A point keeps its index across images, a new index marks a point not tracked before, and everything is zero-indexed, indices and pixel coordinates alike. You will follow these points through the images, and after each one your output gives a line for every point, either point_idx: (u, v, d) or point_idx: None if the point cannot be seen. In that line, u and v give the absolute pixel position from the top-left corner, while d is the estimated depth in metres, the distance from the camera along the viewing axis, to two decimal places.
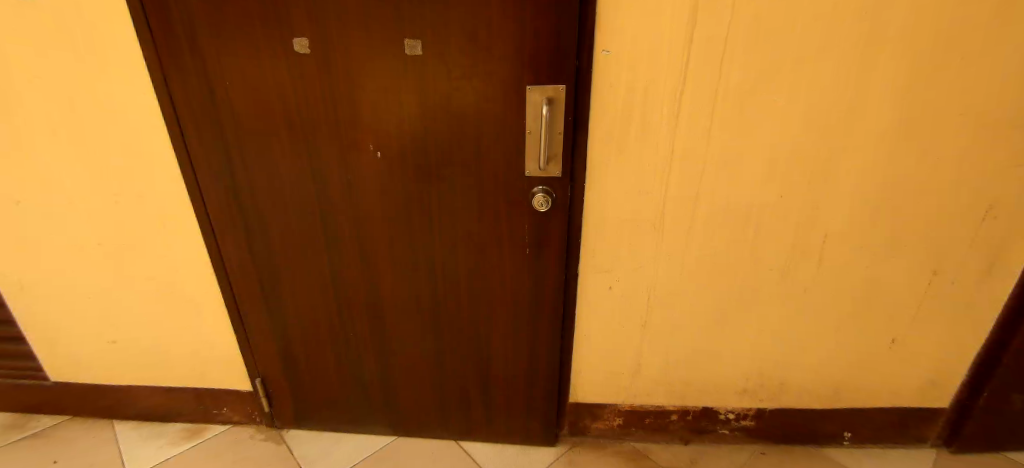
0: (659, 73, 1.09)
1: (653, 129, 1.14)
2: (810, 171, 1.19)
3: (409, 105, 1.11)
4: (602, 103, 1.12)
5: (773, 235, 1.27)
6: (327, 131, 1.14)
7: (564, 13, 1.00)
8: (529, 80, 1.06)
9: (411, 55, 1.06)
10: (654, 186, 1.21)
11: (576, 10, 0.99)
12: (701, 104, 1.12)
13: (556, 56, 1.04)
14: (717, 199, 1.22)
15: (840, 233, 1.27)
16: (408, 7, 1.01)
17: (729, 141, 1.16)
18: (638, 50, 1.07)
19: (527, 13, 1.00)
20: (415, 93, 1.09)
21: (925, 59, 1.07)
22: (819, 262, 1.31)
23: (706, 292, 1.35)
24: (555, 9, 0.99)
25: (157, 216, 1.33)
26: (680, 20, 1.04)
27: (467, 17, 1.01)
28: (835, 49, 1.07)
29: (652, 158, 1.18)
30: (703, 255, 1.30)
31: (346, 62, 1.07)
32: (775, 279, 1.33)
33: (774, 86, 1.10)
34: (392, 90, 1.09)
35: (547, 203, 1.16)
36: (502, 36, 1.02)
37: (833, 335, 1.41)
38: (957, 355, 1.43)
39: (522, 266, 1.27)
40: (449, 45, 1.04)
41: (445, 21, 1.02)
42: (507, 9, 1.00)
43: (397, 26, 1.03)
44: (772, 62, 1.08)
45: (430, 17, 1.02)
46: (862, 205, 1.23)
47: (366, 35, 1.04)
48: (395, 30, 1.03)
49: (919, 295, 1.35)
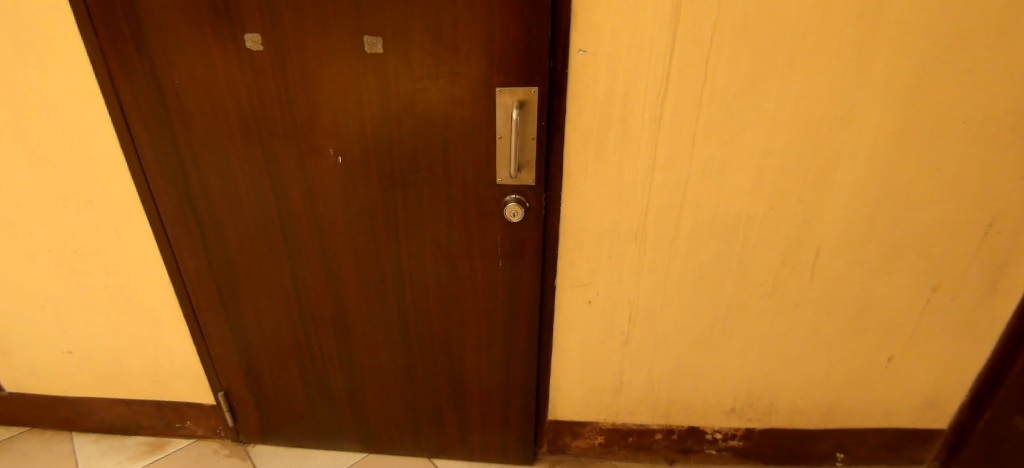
0: (640, 75, 1.01)
1: (634, 134, 1.07)
2: (801, 182, 1.12)
3: (371, 109, 1.03)
4: (580, 107, 1.04)
5: (762, 249, 1.20)
6: (284, 133, 1.07)
7: (536, 12, 0.92)
8: (498, 82, 0.98)
9: (369, 55, 0.98)
10: (635, 196, 1.13)
11: (548, 7, 0.92)
12: (684, 108, 1.04)
13: (530, 57, 0.96)
14: (701, 210, 1.15)
15: (834, 247, 1.19)
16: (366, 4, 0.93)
17: (714, 147, 1.08)
18: (617, 48, 0.99)
19: (495, 11, 0.92)
20: (376, 95, 1.02)
21: (927, 61, 0.99)
22: (810, 277, 1.23)
23: (692, 309, 1.27)
24: (526, 4, 0.92)
25: (109, 223, 1.26)
26: (663, 17, 0.96)
27: (432, 13, 0.93)
28: (830, 50, 0.99)
29: (633, 165, 1.10)
30: (688, 269, 1.22)
31: (303, 60, 0.99)
32: (764, 295, 1.25)
33: (764, 90, 1.02)
34: (351, 93, 1.02)
35: (520, 213, 1.09)
36: (468, 35, 0.95)
37: (825, 352, 1.34)
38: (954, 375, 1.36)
39: (496, 278, 1.19)
40: (412, 45, 0.96)
41: (407, 18, 0.94)
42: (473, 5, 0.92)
43: (354, 20, 0.95)
44: (760, 65, 1.00)
45: (391, 13, 0.94)
46: (855, 216, 1.16)
47: (322, 33, 0.97)
48: (354, 25, 0.95)
49: (918, 311, 1.28)
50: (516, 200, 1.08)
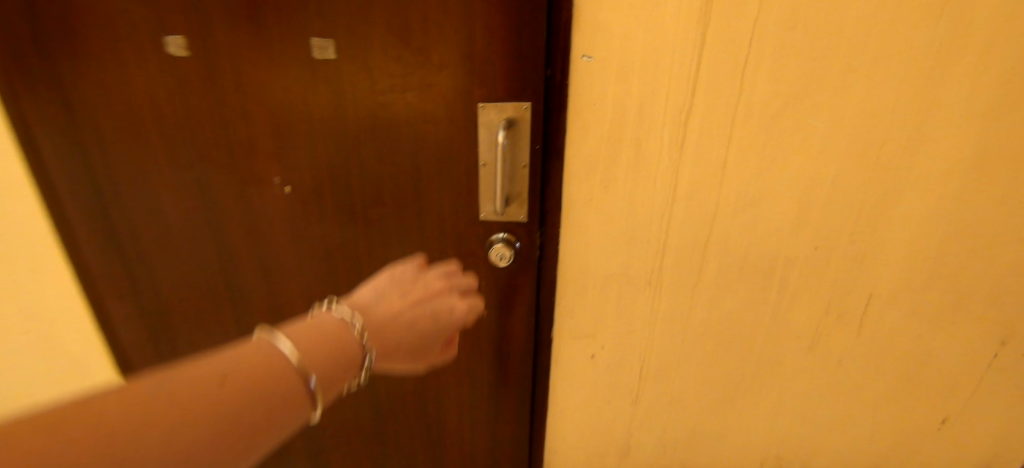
0: (659, 88, 0.81)
1: (650, 158, 0.87)
2: (852, 218, 0.92)
3: (324, 129, 0.83)
4: (583, 127, 0.84)
5: (801, 296, 1.00)
6: (218, 157, 0.87)
7: (525, 8, 0.73)
8: (480, 96, 0.79)
9: (319, 62, 0.78)
10: (650, 231, 0.94)
11: None
12: (714, 127, 0.85)
13: (518, 64, 0.77)
14: (730, 249, 0.95)
15: (889, 294, 0.99)
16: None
17: (748, 174, 0.89)
18: (632, 54, 0.79)
19: (475, 7, 0.73)
20: (330, 112, 0.82)
21: (1016, 71, 0.79)
22: (859, 329, 1.03)
23: (716, 363, 1.07)
24: None
25: (13, 261, 1.03)
26: (690, 14, 0.77)
27: (395, 9, 0.74)
28: (894, 57, 0.79)
29: (649, 195, 0.90)
30: (713, 317, 1.02)
31: (236, 68, 0.80)
32: (802, 348, 1.05)
33: (811, 105, 0.83)
34: (297, 108, 0.82)
35: (507, 256, 0.89)
36: (442, 36, 0.75)
37: (872, 414, 1.13)
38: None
39: (479, 329, 1.02)
40: (372, 50, 0.77)
41: (365, 14, 0.74)
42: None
43: (298, 18, 0.76)
44: (807, 74, 0.81)
45: (343, 9, 0.74)
46: (918, 258, 0.95)
47: (258, 34, 0.77)
48: (297, 22, 0.76)
49: (988, 372, 1.06)
50: (503, 240, 0.89)
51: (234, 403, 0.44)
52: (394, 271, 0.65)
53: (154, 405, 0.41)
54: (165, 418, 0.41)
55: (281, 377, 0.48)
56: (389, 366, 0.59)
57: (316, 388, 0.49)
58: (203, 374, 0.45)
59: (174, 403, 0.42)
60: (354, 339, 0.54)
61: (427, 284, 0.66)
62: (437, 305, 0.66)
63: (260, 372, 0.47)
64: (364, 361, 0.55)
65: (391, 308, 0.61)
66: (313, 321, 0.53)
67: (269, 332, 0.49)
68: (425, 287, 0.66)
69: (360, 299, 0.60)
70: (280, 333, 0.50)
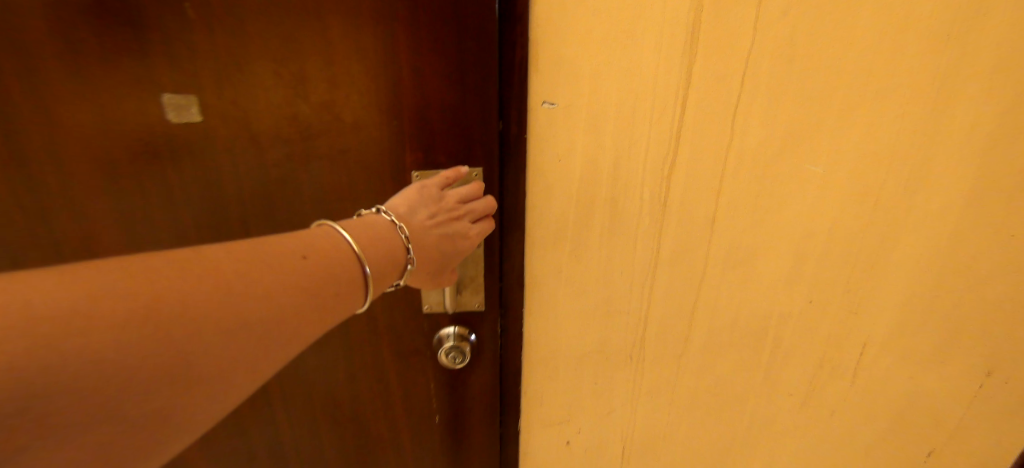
0: (638, 138, 0.67)
1: (628, 220, 0.72)
2: (849, 268, 0.81)
3: (213, 204, 0.67)
4: (546, 189, 0.68)
5: (796, 353, 0.89)
6: (43, 258, 0.70)
7: (459, 55, 0.60)
8: (413, 162, 0.65)
9: (198, 123, 0.62)
10: (630, 300, 0.79)
11: (466, 46, 0.60)
12: (700, 180, 0.71)
13: (454, 123, 0.63)
14: (719, 312, 0.82)
15: (886, 343, 0.89)
16: (182, 47, 0.59)
17: (738, 230, 0.75)
18: (605, 99, 0.64)
19: (398, 54, 0.60)
20: (219, 185, 0.66)
21: None
22: (854, 381, 0.92)
23: (705, 431, 0.95)
24: (433, 43, 0.60)
25: None
26: (673, 50, 0.63)
27: (295, 59, 0.60)
28: (899, 91, 0.68)
29: (627, 261, 0.76)
30: (702, 385, 0.89)
31: (94, 136, 0.63)
32: (795, 406, 0.94)
33: (809, 149, 0.71)
34: (174, 183, 0.65)
35: (461, 357, 0.74)
36: (347, 91, 0.61)
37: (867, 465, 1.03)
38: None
39: (431, 438, 0.85)
40: (268, 108, 0.62)
41: (240, 69, 0.60)
42: (362, 46, 0.59)
43: (163, 72, 0.60)
44: (804, 114, 0.68)
45: (210, 63, 0.60)
46: (917, 305, 0.86)
47: (112, 92, 0.61)
48: (150, 82, 0.60)
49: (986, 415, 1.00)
50: (454, 338, 0.74)
51: (267, 301, 0.42)
52: (425, 182, 0.62)
53: (196, 273, 0.39)
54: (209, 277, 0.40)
55: (339, 259, 0.47)
56: (423, 275, 0.58)
57: (366, 273, 0.49)
58: (274, 252, 0.44)
59: (209, 277, 0.40)
60: (398, 238, 0.54)
61: (456, 209, 0.62)
62: (461, 230, 0.61)
63: (318, 257, 0.46)
64: (406, 263, 0.54)
65: (427, 219, 0.58)
66: (365, 222, 0.53)
67: (333, 223, 0.49)
68: (454, 194, 0.62)
69: (402, 209, 0.57)
70: (341, 227, 0.50)
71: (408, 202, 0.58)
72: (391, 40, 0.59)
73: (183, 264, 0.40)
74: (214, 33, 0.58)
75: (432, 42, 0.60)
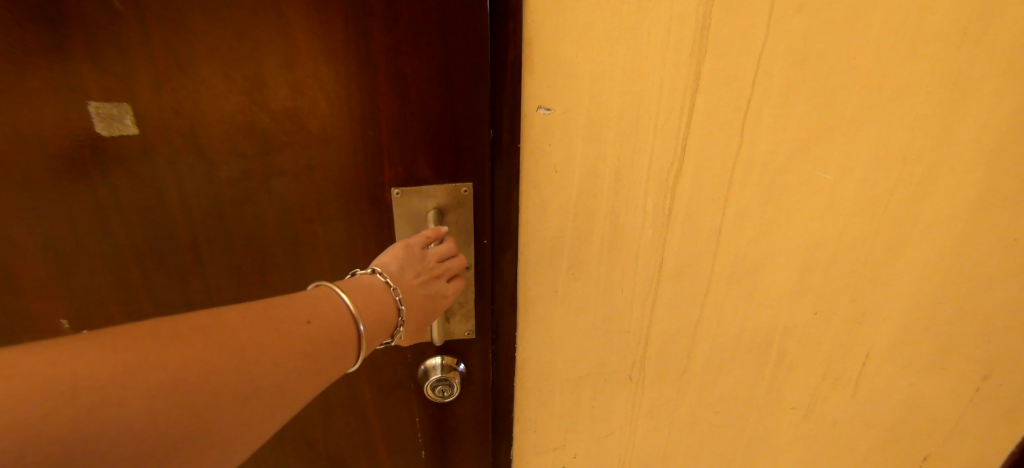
0: (640, 148, 0.61)
1: (630, 235, 0.67)
2: (854, 280, 0.78)
3: (162, 227, 0.59)
4: (541, 203, 0.62)
5: (798, 368, 0.85)
6: None
7: (446, 55, 0.53)
8: (392, 178, 0.58)
9: (139, 137, 0.55)
10: (631, 320, 0.74)
11: (450, 46, 0.53)
12: (705, 193, 0.65)
13: (439, 132, 0.56)
14: (723, 328, 0.78)
15: (887, 351, 0.87)
16: (111, 50, 0.50)
17: (745, 245, 0.71)
18: (607, 107, 0.58)
19: (373, 55, 0.52)
20: (169, 207, 0.58)
21: None
22: (855, 389, 0.90)
23: (705, 447, 0.91)
24: (413, 44, 0.52)
25: None
26: (679, 52, 0.57)
27: (252, 61, 0.51)
28: (914, 97, 0.64)
29: (629, 279, 0.70)
30: (703, 402, 0.85)
31: (10, 156, 0.54)
32: (796, 419, 0.91)
33: (821, 158, 0.66)
34: (113, 204, 0.57)
35: (449, 390, 0.69)
36: (314, 98, 0.53)
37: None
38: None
39: None
40: (221, 119, 0.54)
41: (184, 71, 0.52)
42: (330, 45, 0.51)
43: (89, 77, 0.51)
44: (817, 121, 0.63)
45: (149, 66, 0.51)
46: (921, 313, 0.83)
47: (31, 105, 0.52)
48: (77, 89, 0.52)
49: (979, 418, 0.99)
50: (441, 371, 0.68)
51: (264, 380, 0.37)
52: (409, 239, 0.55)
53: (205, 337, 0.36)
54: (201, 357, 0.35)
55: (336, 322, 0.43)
56: (416, 335, 0.54)
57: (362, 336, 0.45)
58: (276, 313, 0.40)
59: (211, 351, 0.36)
60: (391, 300, 0.49)
61: (445, 265, 0.56)
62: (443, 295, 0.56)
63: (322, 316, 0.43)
64: (398, 325, 0.50)
65: (416, 279, 0.53)
66: (357, 285, 0.47)
67: (328, 286, 0.45)
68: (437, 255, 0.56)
69: (394, 266, 0.52)
70: (337, 288, 0.45)
71: (399, 258, 0.52)
72: (366, 39, 0.51)
73: (184, 332, 0.36)
74: (151, 31, 0.50)
75: (413, 41, 0.52)
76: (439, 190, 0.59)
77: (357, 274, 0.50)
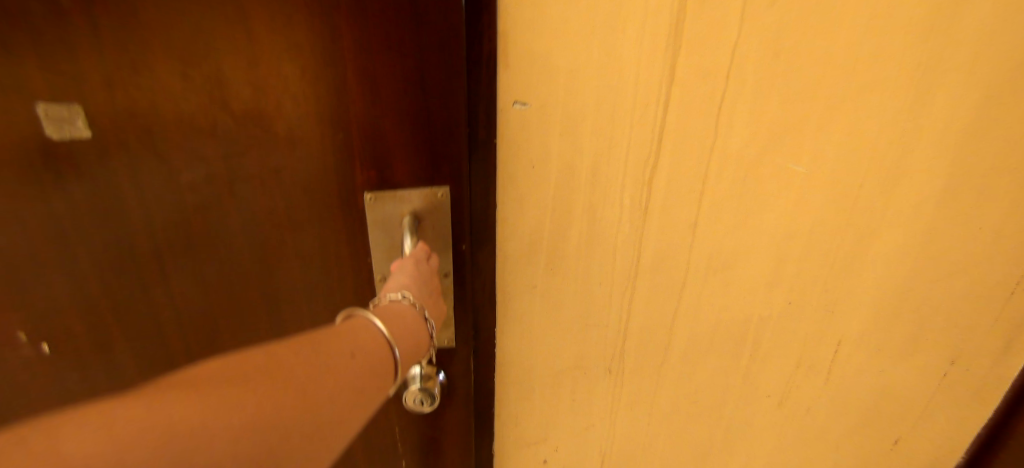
0: (616, 143, 0.61)
1: (608, 231, 0.67)
2: (826, 270, 0.79)
3: (124, 234, 0.57)
4: (519, 199, 0.63)
5: (773, 356, 0.87)
6: None
7: (420, 52, 0.50)
8: (365, 182, 0.56)
9: (94, 140, 0.52)
10: (610, 315, 0.74)
11: (422, 46, 0.49)
12: (681, 189, 0.66)
13: (411, 132, 0.54)
14: (700, 321, 0.79)
15: (858, 339, 0.90)
16: (58, 50, 0.48)
17: (721, 239, 0.72)
18: (582, 102, 0.58)
19: (341, 52, 0.49)
20: (129, 210, 0.56)
21: (1007, 98, 0.68)
22: (827, 376, 0.93)
23: (683, 436, 0.93)
24: (380, 44, 0.49)
25: None
26: (654, 47, 0.56)
27: (212, 59, 0.49)
28: (885, 91, 0.65)
29: (607, 274, 0.71)
30: (682, 393, 0.86)
31: None
32: (771, 407, 0.94)
33: (795, 152, 0.67)
34: (70, 209, 0.56)
35: (430, 399, 0.65)
36: (276, 100, 0.51)
37: (834, 452, 1.06)
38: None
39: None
40: (180, 120, 0.52)
41: (134, 70, 0.49)
42: (295, 41, 0.49)
43: (38, 79, 0.49)
44: (791, 115, 0.64)
45: (99, 64, 0.49)
46: (889, 301, 0.86)
47: None
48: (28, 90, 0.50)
49: (945, 400, 1.03)
50: (421, 381, 0.63)
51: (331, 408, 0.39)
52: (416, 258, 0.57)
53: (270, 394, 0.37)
54: (264, 393, 0.36)
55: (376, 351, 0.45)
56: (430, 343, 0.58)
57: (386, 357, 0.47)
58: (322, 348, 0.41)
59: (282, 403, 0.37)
60: (422, 322, 0.51)
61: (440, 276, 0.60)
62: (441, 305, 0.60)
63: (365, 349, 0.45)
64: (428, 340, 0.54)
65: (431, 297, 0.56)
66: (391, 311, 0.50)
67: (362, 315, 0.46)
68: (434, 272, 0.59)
69: (413, 287, 0.54)
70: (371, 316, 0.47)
71: (416, 280, 0.55)
72: (332, 36, 0.49)
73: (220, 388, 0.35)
74: (97, 27, 0.47)
75: (382, 37, 0.49)
76: (415, 194, 0.58)
77: (383, 300, 0.51)
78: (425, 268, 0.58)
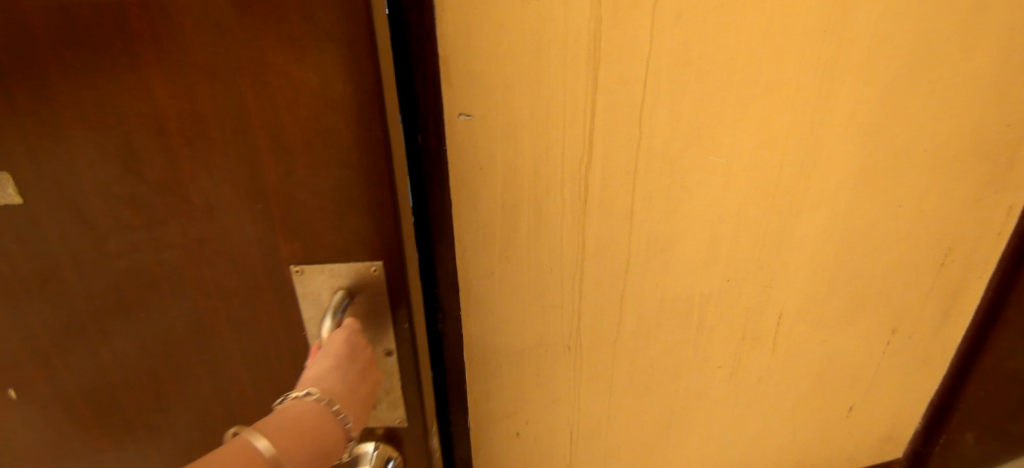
0: (553, 147, 0.66)
1: (551, 224, 0.73)
2: (761, 251, 0.86)
3: (64, 290, 0.57)
4: (468, 196, 0.69)
5: (720, 331, 0.94)
6: None
7: (333, 122, 0.47)
8: (293, 255, 0.55)
9: (26, 207, 0.52)
10: (561, 300, 0.81)
11: (336, 120, 0.47)
12: (615, 183, 0.71)
13: (328, 194, 0.51)
14: (646, 302, 0.85)
15: (800, 311, 0.96)
16: None
17: (659, 227, 0.77)
18: (512, 113, 0.63)
19: (250, 123, 0.47)
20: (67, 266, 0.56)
21: (914, 83, 0.73)
22: (774, 346, 1.00)
23: (643, 410, 1.00)
24: (292, 118, 0.47)
25: None
26: (576, 58, 0.61)
27: (124, 127, 0.48)
28: (799, 83, 0.70)
29: (554, 262, 0.77)
30: (636, 368, 0.93)
31: None
32: (724, 376, 1.01)
33: (720, 143, 0.72)
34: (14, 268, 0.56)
35: None
36: (191, 175, 0.50)
37: (793, 421, 1.12)
38: (942, 433, 1.16)
39: None
40: (102, 190, 0.51)
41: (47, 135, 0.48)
42: (198, 105, 0.46)
43: None
44: (713, 110, 0.69)
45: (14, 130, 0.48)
46: (826, 275, 0.92)
47: None
48: None
49: (894, 368, 1.09)
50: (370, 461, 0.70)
51: None
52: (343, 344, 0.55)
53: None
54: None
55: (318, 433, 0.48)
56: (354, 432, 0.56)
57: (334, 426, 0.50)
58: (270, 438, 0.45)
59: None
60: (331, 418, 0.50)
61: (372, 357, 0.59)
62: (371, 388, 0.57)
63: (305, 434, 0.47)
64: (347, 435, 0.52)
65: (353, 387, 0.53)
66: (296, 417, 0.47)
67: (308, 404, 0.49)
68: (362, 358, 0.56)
69: (326, 382, 0.51)
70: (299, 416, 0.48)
71: (334, 372, 0.52)
72: (239, 106, 0.46)
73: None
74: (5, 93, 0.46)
75: (292, 106, 0.46)
76: (345, 269, 0.56)
77: (291, 399, 0.49)
78: (354, 345, 0.56)
